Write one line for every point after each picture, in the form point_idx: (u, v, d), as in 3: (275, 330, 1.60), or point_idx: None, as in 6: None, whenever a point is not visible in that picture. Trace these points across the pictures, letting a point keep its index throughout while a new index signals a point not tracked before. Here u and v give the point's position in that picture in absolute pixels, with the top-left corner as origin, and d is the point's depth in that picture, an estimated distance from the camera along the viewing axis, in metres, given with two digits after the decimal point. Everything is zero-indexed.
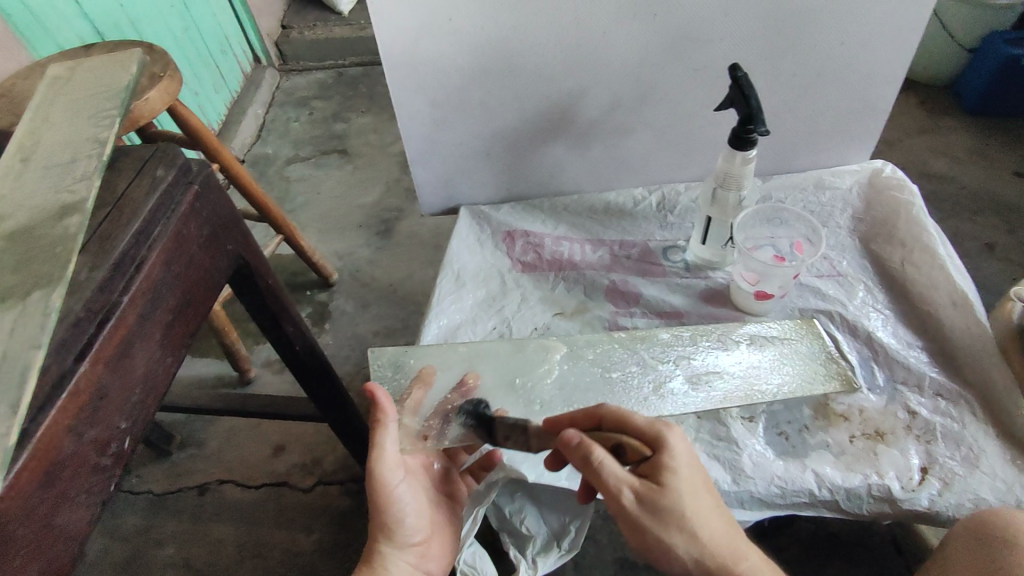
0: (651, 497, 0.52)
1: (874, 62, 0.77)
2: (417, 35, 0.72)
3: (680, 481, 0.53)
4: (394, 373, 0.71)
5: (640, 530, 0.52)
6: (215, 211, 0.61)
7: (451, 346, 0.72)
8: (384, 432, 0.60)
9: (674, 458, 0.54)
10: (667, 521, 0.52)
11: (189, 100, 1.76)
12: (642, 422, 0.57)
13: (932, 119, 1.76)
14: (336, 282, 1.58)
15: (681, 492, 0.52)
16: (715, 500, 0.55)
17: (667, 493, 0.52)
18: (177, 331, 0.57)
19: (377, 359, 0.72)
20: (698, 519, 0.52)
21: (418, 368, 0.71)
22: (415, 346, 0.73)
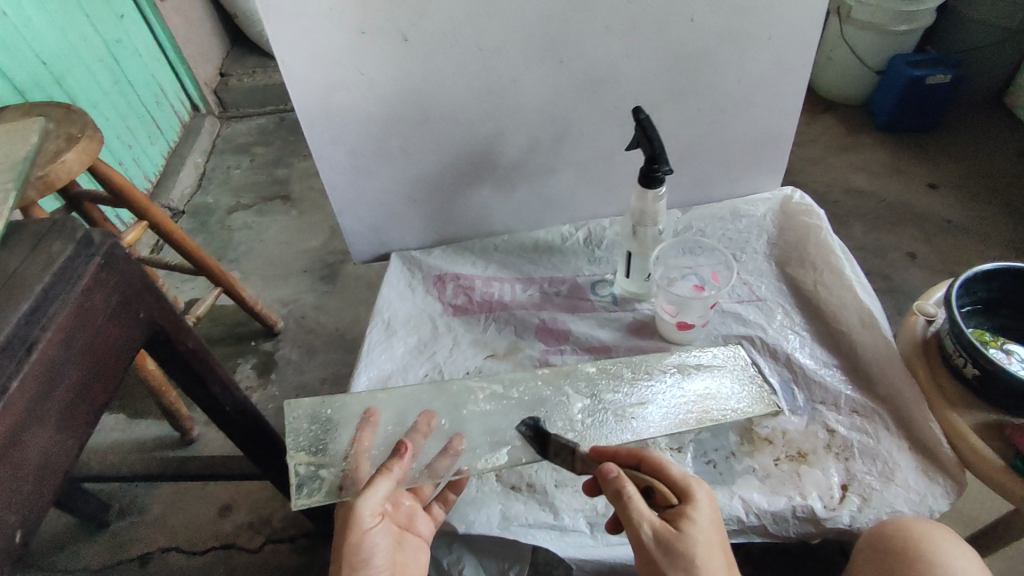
0: (670, 536, 0.52)
1: (771, 97, 0.82)
2: (331, 89, 0.73)
3: (701, 531, 0.53)
4: (313, 425, 0.70)
5: (654, 567, 0.51)
6: (123, 280, 0.59)
7: (372, 392, 0.72)
8: (386, 475, 0.59)
9: (699, 510, 0.54)
10: (678, 565, 0.51)
11: (122, 152, 1.72)
12: (675, 471, 0.57)
13: (851, 137, 1.86)
14: (281, 330, 1.55)
15: (697, 540, 0.52)
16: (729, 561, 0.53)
17: (682, 539, 0.52)
18: (81, 411, 0.55)
19: (294, 411, 0.71)
20: (707, 570, 0.51)
21: (337, 418, 0.70)
22: (332, 395, 0.72)
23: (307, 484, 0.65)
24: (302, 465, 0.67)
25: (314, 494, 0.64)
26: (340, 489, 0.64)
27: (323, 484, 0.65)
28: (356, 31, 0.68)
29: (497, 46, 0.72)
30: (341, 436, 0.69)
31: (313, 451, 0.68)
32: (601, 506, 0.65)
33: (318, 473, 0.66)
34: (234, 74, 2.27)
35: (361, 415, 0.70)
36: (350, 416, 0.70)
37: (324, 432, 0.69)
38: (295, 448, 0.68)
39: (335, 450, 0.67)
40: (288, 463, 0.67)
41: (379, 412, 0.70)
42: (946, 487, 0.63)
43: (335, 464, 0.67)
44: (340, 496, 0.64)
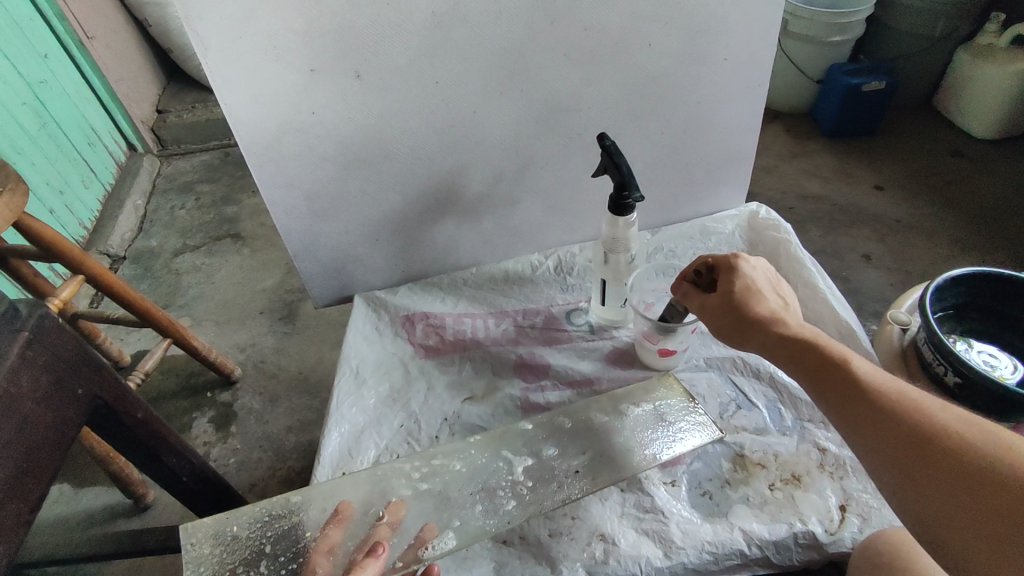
0: (706, 298, 0.61)
1: (732, 116, 0.82)
2: (280, 131, 0.69)
3: (733, 274, 0.61)
4: (219, 548, 0.63)
5: (715, 324, 0.60)
6: (54, 356, 0.54)
7: (282, 498, 0.67)
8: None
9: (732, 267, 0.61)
10: (726, 313, 0.59)
11: (52, 200, 1.61)
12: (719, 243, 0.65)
13: (798, 145, 1.92)
14: (239, 378, 1.46)
15: (733, 288, 0.60)
16: (779, 298, 0.60)
17: (720, 291, 0.60)
18: (10, 512, 0.48)
19: (193, 537, 0.64)
20: (748, 306, 0.58)
21: (244, 535, 0.64)
22: (238, 508, 0.66)
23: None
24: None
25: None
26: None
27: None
28: (303, 68, 0.65)
29: (455, 78, 0.69)
30: (250, 556, 0.62)
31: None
32: (599, 553, 0.61)
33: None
34: (172, 111, 2.17)
35: (271, 527, 0.65)
36: (260, 530, 0.64)
37: (231, 555, 0.62)
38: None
39: (245, 574, 0.61)
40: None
41: (289, 521, 0.65)
42: None
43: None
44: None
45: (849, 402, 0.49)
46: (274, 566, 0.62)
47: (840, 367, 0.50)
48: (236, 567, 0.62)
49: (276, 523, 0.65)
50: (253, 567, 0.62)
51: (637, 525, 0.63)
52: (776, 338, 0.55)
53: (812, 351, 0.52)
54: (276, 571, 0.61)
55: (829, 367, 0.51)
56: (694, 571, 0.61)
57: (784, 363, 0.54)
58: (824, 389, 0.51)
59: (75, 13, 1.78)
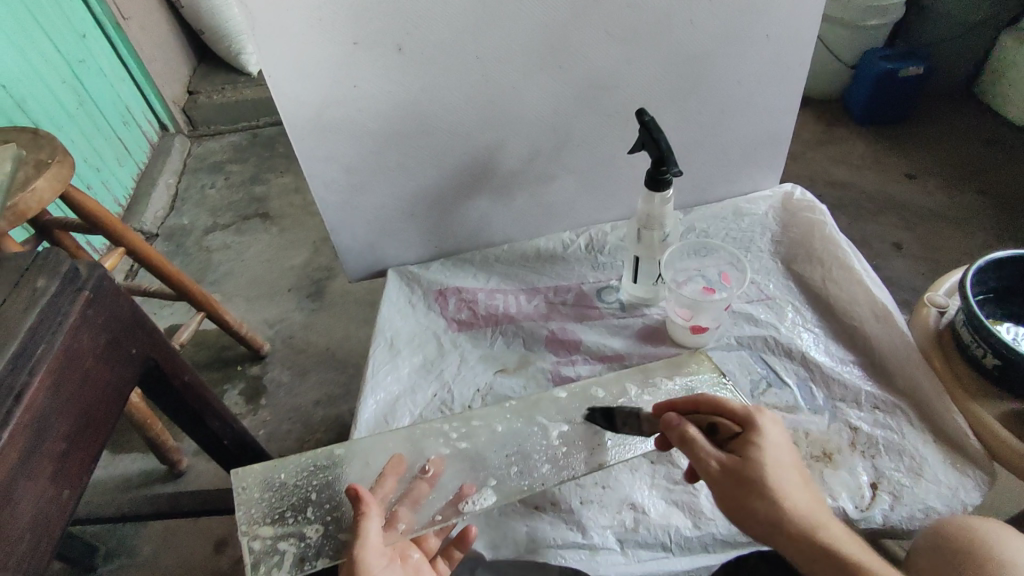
0: (736, 466, 0.53)
1: (770, 95, 0.82)
2: (322, 104, 0.70)
3: (766, 453, 0.53)
4: (268, 494, 0.66)
5: (731, 498, 0.52)
6: (112, 315, 0.56)
7: (327, 450, 0.69)
8: (369, 523, 0.55)
9: (763, 434, 0.55)
10: (752, 489, 0.51)
11: (89, 176, 1.64)
12: (734, 403, 0.58)
13: (829, 131, 1.89)
14: (268, 353, 1.50)
15: (765, 461, 0.53)
16: (797, 473, 0.54)
17: (749, 462, 0.53)
18: (74, 461, 0.51)
19: (244, 482, 0.67)
20: (779, 486, 0.51)
21: (291, 484, 0.67)
22: (286, 458, 0.69)
23: (265, 560, 0.62)
24: (256, 540, 0.63)
25: (274, 570, 0.61)
26: (301, 560, 0.61)
27: (284, 559, 0.62)
28: (347, 42, 0.66)
29: (496, 54, 0.70)
30: (296, 503, 0.65)
31: (268, 523, 0.64)
32: (630, 521, 0.63)
33: (276, 547, 0.63)
34: (202, 91, 2.20)
35: (316, 477, 0.67)
36: (305, 479, 0.67)
37: (279, 500, 0.66)
38: (249, 522, 0.64)
39: (292, 518, 0.64)
40: (242, 542, 0.62)
41: (332, 473, 0.67)
42: (977, 480, 0.63)
43: (292, 533, 0.63)
44: (302, 569, 0.61)
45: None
46: (319, 514, 0.64)
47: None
48: (283, 512, 0.65)
49: (321, 475, 0.67)
50: (299, 513, 0.65)
51: (666, 497, 0.65)
52: (820, 541, 0.49)
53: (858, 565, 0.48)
54: (320, 519, 0.64)
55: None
56: (722, 542, 0.62)
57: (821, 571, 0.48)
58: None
59: None
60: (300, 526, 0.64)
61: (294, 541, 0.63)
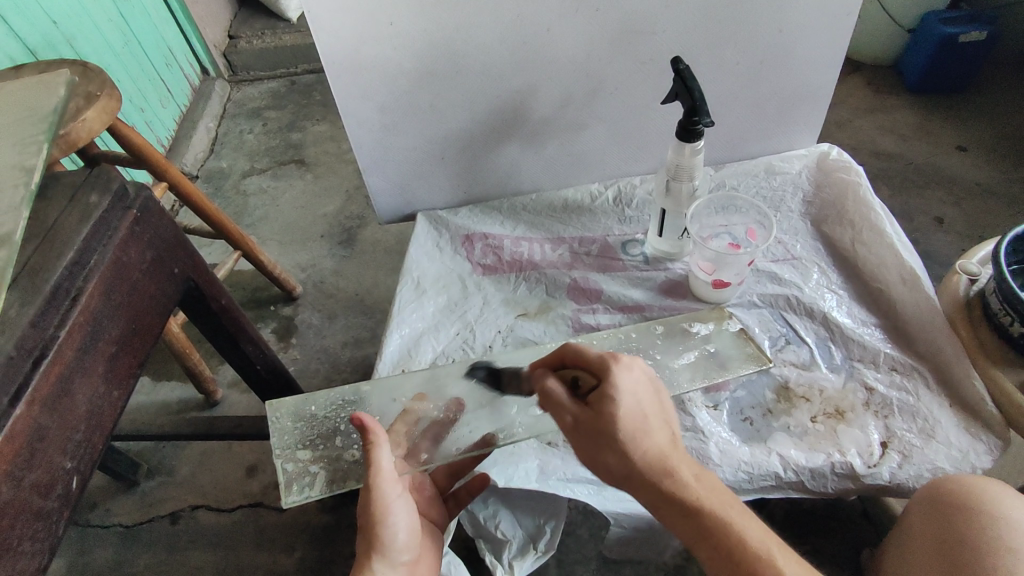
0: (588, 419, 0.55)
1: (812, 50, 0.79)
2: (359, 42, 0.71)
3: (618, 406, 0.54)
4: (299, 423, 0.69)
5: (584, 449, 0.55)
6: (157, 234, 0.60)
7: (353, 386, 0.72)
8: (379, 452, 0.56)
9: (616, 386, 0.55)
10: (600, 439, 0.54)
11: (133, 115, 1.69)
12: (593, 353, 0.59)
13: (879, 98, 1.81)
14: (300, 295, 1.55)
15: (617, 414, 0.54)
16: (658, 425, 0.55)
17: (598, 417, 0.54)
18: (123, 362, 0.56)
19: (277, 412, 0.70)
20: (630, 439, 0.53)
21: (322, 416, 0.70)
22: (316, 392, 0.72)
23: (297, 481, 0.65)
24: (289, 462, 0.66)
25: (306, 489, 0.64)
26: (331, 483, 0.65)
27: (315, 480, 0.65)
28: None
29: None
30: (326, 431, 0.69)
31: (300, 448, 0.67)
32: None
33: (308, 468, 0.66)
34: (242, 37, 2.22)
35: (344, 410, 0.70)
36: (334, 412, 0.70)
37: (309, 429, 0.69)
38: (281, 447, 0.67)
39: (323, 445, 0.67)
40: (275, 463, 0.66)
41: (358, 406, 0.70)
42: (989, 445, 0.63)
43: (322, 457, 0.66)
44: (332, 490, 0.64)
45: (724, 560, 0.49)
46: (347, 442, 0.68)
47: (720, 527, 0.50)
48: (313, 439, 0.68)
49: (348, 407, 0.70)
50: (329, 441, 0.68)
51: None
52: (667, 487, 0.52)
53: (699, 508, 0.51)
54: (348, 446, 0.68)
55: (712, 527, 0.50)
56: (729, 488, 0.64)
57: (665, 510, 0.52)
58: (706, 546, 0.50)
59: None
60: (329, 452, 0.67)
61: (325, 465, 0.66)
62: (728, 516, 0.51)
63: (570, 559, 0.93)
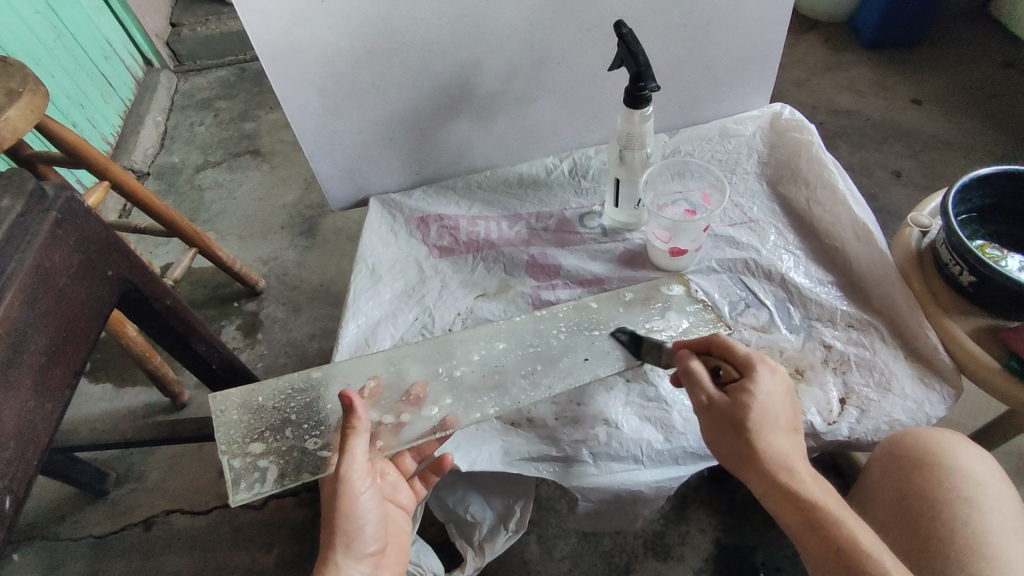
0: (728, 404, 0.53)
1: (759, 7, 0.78)
2: (290, 21, 0.67)
3: (755, 401, 0.53)
4: (246, 415, 0.67)
5: (713, 429, 0.54)
6: (84, 236, 0.57)
7: (304, 374, 0.70)
8: (356, 439, 0.54)
9: (759, 383, 0.54)
10: (738, 428, 0.52)
11: (72, 112, 1.61)
12: (741, 348, 0.57)
13: (835, 56, 1.81)
14: (263, 290, 1.51)
15: (757, 409, 0.52)
16: (791, 432, 0.53)
17: (739, 406, 0.53)
18: (56, 374, 0.53)
19: (222, 404, 0.68)
20: (766, 436, 0.52)
21: (270, 406, 0.68)
22: (263, 381, 0.70)
23: (246, 477, 0.63)
24: (236, 459, 0.64)
25: (256, 486, 0.63)
26: (283, 477, 0.63)
27: (265, 475, 0.63)
28: None
29: None
30: (275, 423, 0.67)
31: (248, 442, 0.66)
32: (602, 436, 0.64)
33: (257, 464, 0.64)
34: (185, 24, 2.12)
35: (295, 399, 0.69)
36: (283, 401, 0.68)
37: (257, 421, 0.67)
38: (228, 442, 0.65)
39: (272, 438, 0.66)
40: (221, 459, 0.64)
41: (311, 395, 0.68)
42: (943, 394, 0.64)
43: (272, 451, 0.65)
44: (283, 485, 0.63)
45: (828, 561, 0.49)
46: (298, 434, 0.66)
47: (837, 525, 0.49)
48: (263, 431, 0.67)
49: (299, 396, 0.69)
50: (278, 433, 0.66)
51: (641, 413, 0.66)
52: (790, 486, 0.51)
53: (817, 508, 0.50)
54: (300, 437, 0.66)
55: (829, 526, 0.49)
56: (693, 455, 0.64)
57: (782, 507, 0.51)
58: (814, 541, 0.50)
59: None
60: (280, 444, 0.65)
61: (276, 460, 0.64)
62: (844, 516, 0.50)
63: (550, 533, 0.93)
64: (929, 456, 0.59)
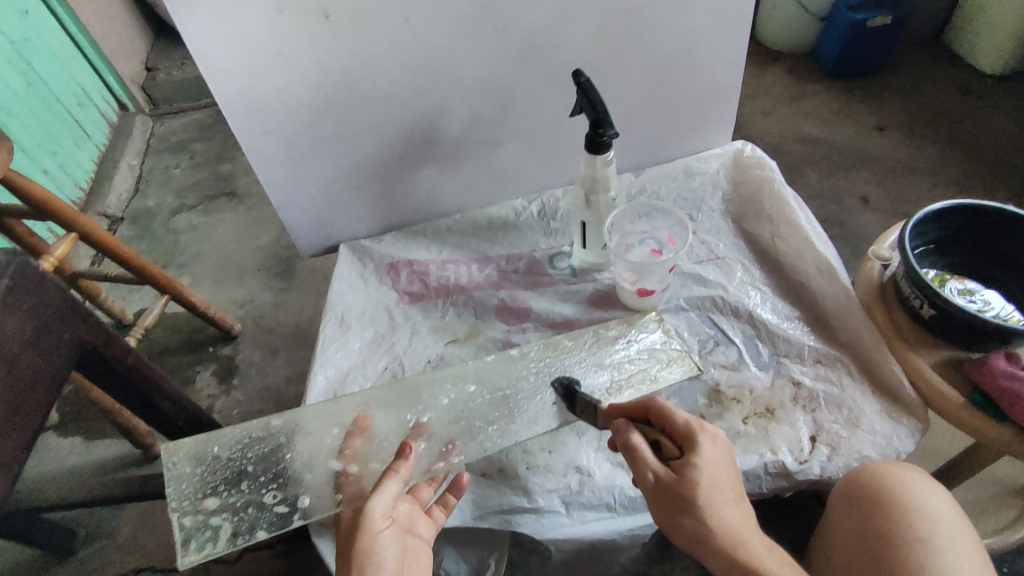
0: (671, 484, 0.53)
1: (714, 50, 0.81)
2: (251, 76, 0.68)
3: (699, 476, 0.53)
4: (199, 468, 0.66)
5: (662, 509, 0.54)
6: (38, 302, 0.56)
7: (262, 422, 0.69)
8: (393, 481, 0.57)
9: (701, 456, 0.53)
10: (686, 507, 0.52)
11: (44, 160, 1.60)
12: (678, 415, 0.56)
13: (799, 86, 1.86)
14: (239, 333, 1.49)
15: (702, 485, 0.52)
16: (737, 499, 0.54)
17: (684, 484, 0.53)
18: (7, 445, 0.52)
19: (174, 457, 0.66)
20: (713, 511, 0.52)
21: (224, 458, 0.66)
22: (218, 432, 0.68)
23: (196, 535, 0.62)
24: (187, 515, 0.63)
25: (206, 544, 0.61)
26: (236, 535, 0.62)
27: (217, 532, 0.62)
28: (270, 8, 0.63)
29: (426, 14, 0.68)
30: (229, 475, 0.65)
31: (201, 497, 0.64)
32: (574, 484, 0.64)
33: (209, 521, 0.63)
34: (161, 68, 2.13)
35: (252, 449, 0.67)
36: (239, 453, 0.67)
37: (211, 475, 0.65)
38: (180, 498, 0.64)
39: (226, 492, 0.64)
40: (171, 518, 0.62)
41: (269, 445, 0.67)
42: (911, 428, 0.65)
43: (226, 507, 0.63)
44: (236, 542, 0.62)
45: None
46: (254, 487, 0.65)
47: None
48: (217, 486, 0.65)
49: (256, 446, 0.67)
50: (233, 486, 0.64)
51: (612, 459, 0.66)
52: (741, 558, 0.52)
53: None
54: (257, 490, 0.65)
55: None
56: None
57: None
58: None
59: None
60: (235, 499, 0.64)
61: (229, 516, 0.63)
62: None
63: None
64: (890, 492, 0.58)
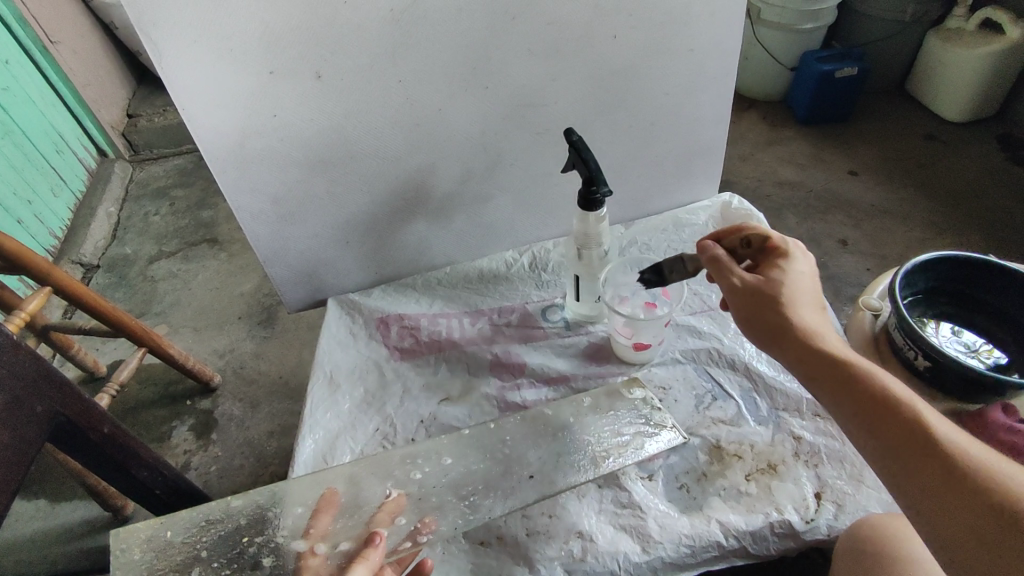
0: (758, 281, 0.55)
1: (697, 109, 0.83)
2: (241, 135, 0.67)
3: (786, 274, 0.55)
4: (150, 554, 0.62)
5: (748, 305, 0.54)
6: (10, 374, 0.53)
7: (220, 503, 0.67)
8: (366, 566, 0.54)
9: (792, 263, 0.56)
10: (769, 294, 0.54)
11: (20, 210, 1.56)
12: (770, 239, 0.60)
13: (775, 132, 1.92)
14: (218, 385, 1.44)
15: (787, 280, 0.54)
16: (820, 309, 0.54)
17: (771, 279, 0.55)
18: None
19: (123, 543, 0.63)
20: (798, 302, 0.53)
21: (178, 542, 0.63)
22: (174, 514, 0.66)
23: None
24: None
25: None
26: None
27: None
28: (262, 71, 0.63)
29: (418, 76, 0.68)
30: (182, 562, 0.62)
31: None
32: (577, 551, 0.61)
33: None
34: (143, 115, 2.12)
35: (207, 533, 0.64)
36: (194, 537, 0.64)
37: (162, 561, 0.62)
38: None
39: None
40: None
41: (226, 527, 0.64)
42: None
43: None
44: None
45: (899, 436, 0.43)
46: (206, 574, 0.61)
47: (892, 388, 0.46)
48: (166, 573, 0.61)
49: (212, 530, 0.64)
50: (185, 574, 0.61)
51: (614, 522, 0.63)
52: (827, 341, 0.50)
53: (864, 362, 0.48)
54: None
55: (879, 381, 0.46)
56: (672, 564, 0.61)
57: (818, 364, 0.49)
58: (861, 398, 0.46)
59: (35, 17, 1.74)
60: None
61: None
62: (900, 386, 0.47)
63: None
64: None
